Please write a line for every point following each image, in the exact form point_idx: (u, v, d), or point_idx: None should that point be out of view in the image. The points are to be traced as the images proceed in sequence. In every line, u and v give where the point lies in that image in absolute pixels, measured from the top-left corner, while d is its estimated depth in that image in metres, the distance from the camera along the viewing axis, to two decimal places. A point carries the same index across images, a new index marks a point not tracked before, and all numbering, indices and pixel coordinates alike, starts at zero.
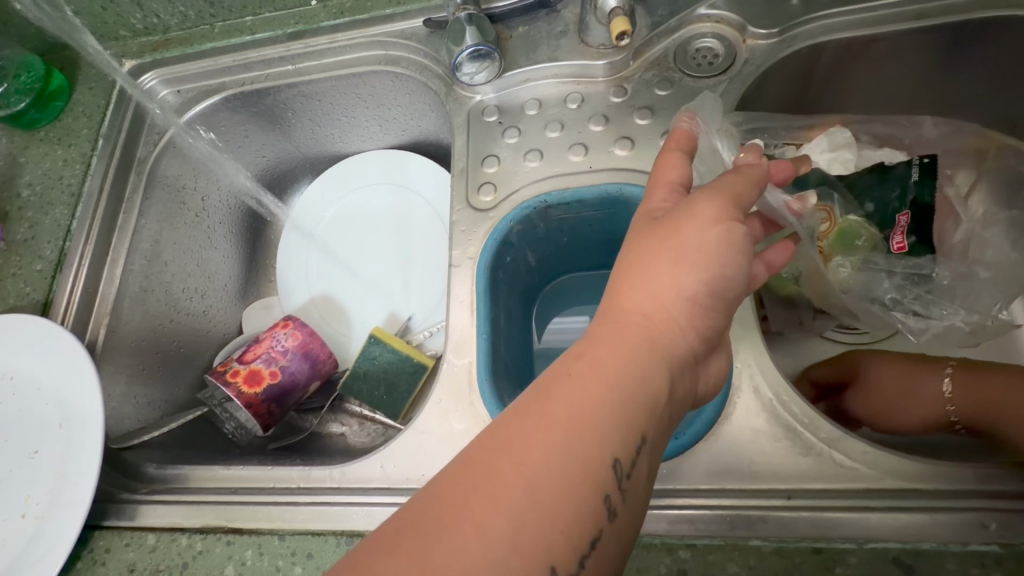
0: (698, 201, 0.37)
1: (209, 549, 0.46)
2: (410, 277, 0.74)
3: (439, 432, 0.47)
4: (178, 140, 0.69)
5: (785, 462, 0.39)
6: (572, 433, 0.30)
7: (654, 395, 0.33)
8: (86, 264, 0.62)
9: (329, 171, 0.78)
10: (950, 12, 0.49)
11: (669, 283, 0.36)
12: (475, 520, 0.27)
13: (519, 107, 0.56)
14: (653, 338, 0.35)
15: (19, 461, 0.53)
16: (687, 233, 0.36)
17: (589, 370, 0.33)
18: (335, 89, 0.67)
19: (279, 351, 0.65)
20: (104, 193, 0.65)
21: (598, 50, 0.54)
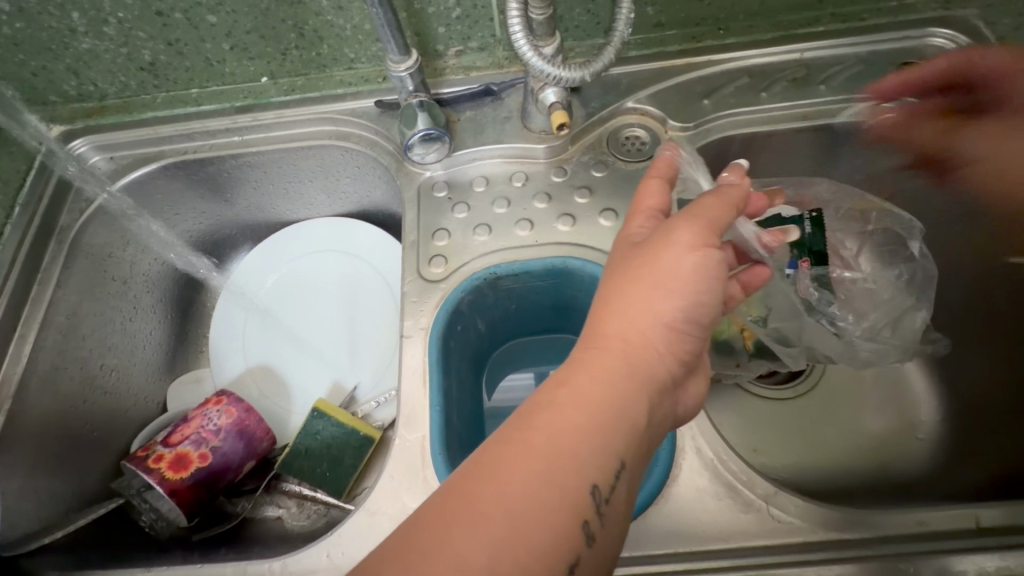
0: (678, 224, 0.40)
1: None
2: (356, 346, 0.73)
3: (392, 511, 0.46)
4: (108, 208, 0.66)
5: (729, 520, 0.42)
6: (551, 460, 0.32)
7: (631, 420, 0.35)
8: None
9: (273, 238, 0.78)
10: (829, 115, 0.59)
11: (647, 309, 0.38)
12: (450, 550, 0.29)
13: (467, 183, 0.60)
14: (630, 363, 0.37)
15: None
16: (668, 256, 0.39)
17: (567, 400, 0.35)
18: (285, 159, 0.67)
19: (210, 430, 0.61)
20: (17, 264, 0.60)
21: (540, 134, 0.59)
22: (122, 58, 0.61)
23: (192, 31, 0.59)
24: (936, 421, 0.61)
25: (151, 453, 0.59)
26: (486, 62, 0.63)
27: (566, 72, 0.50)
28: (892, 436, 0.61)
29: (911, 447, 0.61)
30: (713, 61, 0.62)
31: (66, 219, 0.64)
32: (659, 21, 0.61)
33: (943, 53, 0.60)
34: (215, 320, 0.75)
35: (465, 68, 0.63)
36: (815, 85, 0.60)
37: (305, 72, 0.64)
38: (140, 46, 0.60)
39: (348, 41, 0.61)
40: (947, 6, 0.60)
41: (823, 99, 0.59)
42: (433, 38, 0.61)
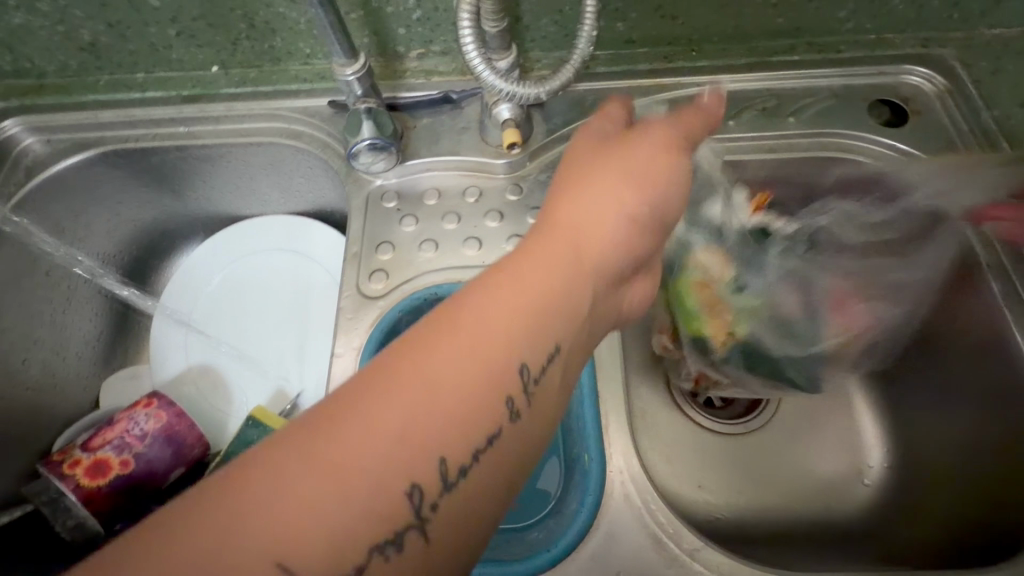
0: (649, 134, 0.43)
1: None
2: (301, 352, 0.70)
3: None
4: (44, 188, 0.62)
5: (650, 575, 0.41)
6: (491, 340, 0.32)
7: (573, 304, 0.36)
8: None
9: (225, 233, 0.75)
10: (797, 149, 0.57)
11: (604, 205, 0.40)
12: (376, 412, 0.28)
13: (418, 195, 0.57)
14: (581, 254, 0.38)
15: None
16: (632, 159, 0.42)
17: (512, 280, 0.34)
18: (236, 154, 0.64)
19: (135, 435, 0.58)
20: None
21: (496, 149, 0.57)
22: (59, 36, 0.57)
23: (133, 14, 0.55)
24: (882, 468, 0.60)
25: (68, 457, 0.57)
26: (448, 67, 0.60)
27: (521, 89, 0.48)
28: (838, 480, 0.60)
29: (856, 493, 0.60)
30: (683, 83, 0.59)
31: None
32: (630, 39, 0.58)
33: (918, 92, 0.58)
34: (161, 314, 0.73)
35: (426, 72, 0.61)
36: (785, 116, 0.58)
37: (258, 63, 0.61)
38: (80, 26, 0.57)
39: (302, 36, 0.58)
40: (926, 44, 0.59)
41: (791, 131, 0.57)
42: (392, 39, 0.58)
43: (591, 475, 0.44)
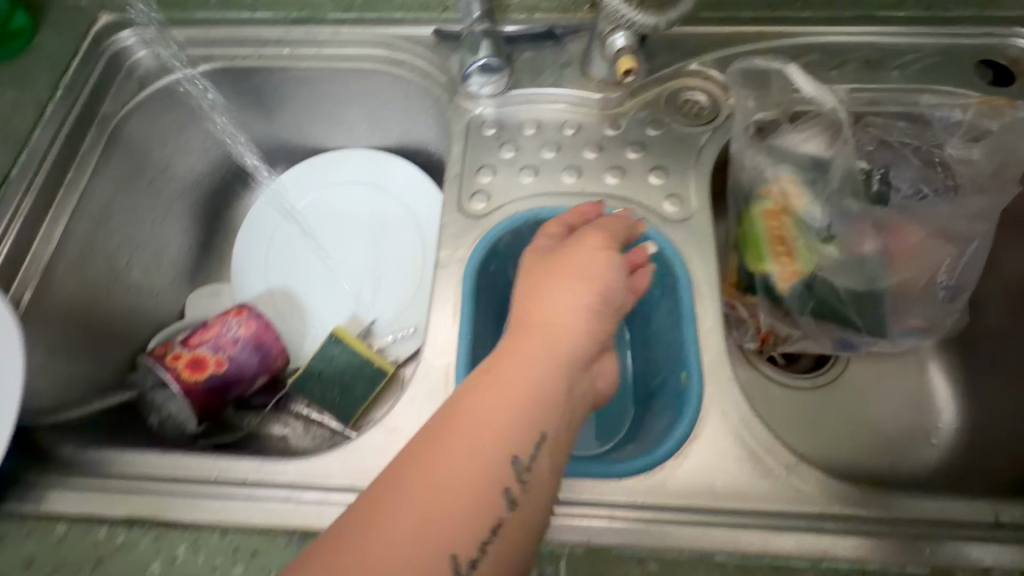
0: (589, 238, 0.47)
1: (132, 545, 0.39)
2: (378, 282, 0.73)
3: (409, 430, 0.45)
4: (155, 99, 0.65)
5: (748, 484, 0.42)
6: (475, 438, 0.35)
7: (550, 395, 0.39)
8: (21, 218, 0.55)
9: (307, 163, 0.77)
10: (900, 103, 0.57)
11: (560, 306, 0.44)
12: (384, 526, 0.31)
13: (518, 125, 0.58)
14: (543, 349, 0.41)
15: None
16: (577, 261, 0.46)
17: (490, 381, 0.39)
18: (334, 80, 0.66)
19: (228, 339, 0.61)
20: (55, 147, 0.58)
21: (598, 84, 0.58)
22: None
23: None
24: (952, 428, 0.61)
25: (170, 351, 0.59)
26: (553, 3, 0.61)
27: (641, 16, 0.49)
28: (906, 437, 0.61)
29: (925, 452, 0.60)
30: (787, 33, 0.60)
31: (111, 106, 0.63)
32: None
33: None
34: (240, 239, 0.75)
35: (530, 8, 0.61)
36: (888, 70, 0.58)
37: None
38: None
39: None
40: None
41: (894, 85, 0.57)
42: None
43: (690, 392, 0.45)
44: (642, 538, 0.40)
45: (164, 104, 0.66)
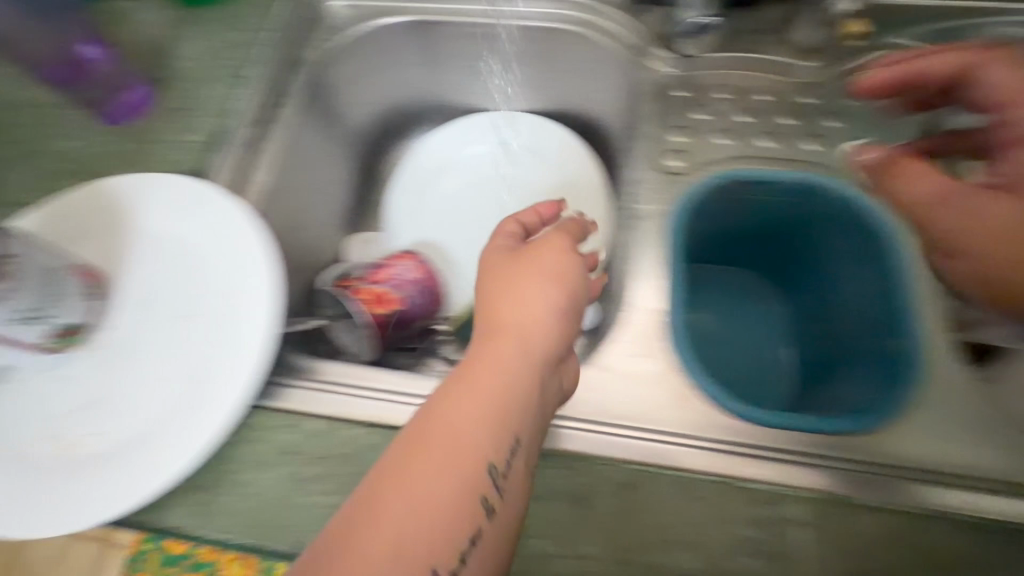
0: (547, 239, 0.45)
1: (381, 443, 0.42)
2: None
3: (621, 370, 0.46)
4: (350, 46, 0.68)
5: (975, 451, 0.42)
6: (445, 450, 0.33)
7: (512, 395, 0.36)
8: (242, 147, 0.58)
9: (458, 121, 0.78)
10: None
11: (521, 304, 0.40)
12: (366, 548, 0.30)
13: (710, 88, 0.59)
14: (504, 348, 0.38)
15: (161, 326, 0.47)
16: (536, 261, 0.43)
17: (460, 388, 0.36)
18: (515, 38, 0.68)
19: (404, 280, 0.64)
20: (266, 83, 0.62)
21: (797, 51, 0.58)
22: None
23: None
24: None
25: (357, 284, 0.62)
26: None
27: None
28: None
29: None
30: None
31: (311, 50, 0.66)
32: None
33: None
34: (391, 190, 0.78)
35: None
36: None
37: None
38: None
39: None
40: None
41: None
42: None
43: (908, 356, 0.45)
44: (839, 485, 0.40)
45: (355, 53, 0.69)
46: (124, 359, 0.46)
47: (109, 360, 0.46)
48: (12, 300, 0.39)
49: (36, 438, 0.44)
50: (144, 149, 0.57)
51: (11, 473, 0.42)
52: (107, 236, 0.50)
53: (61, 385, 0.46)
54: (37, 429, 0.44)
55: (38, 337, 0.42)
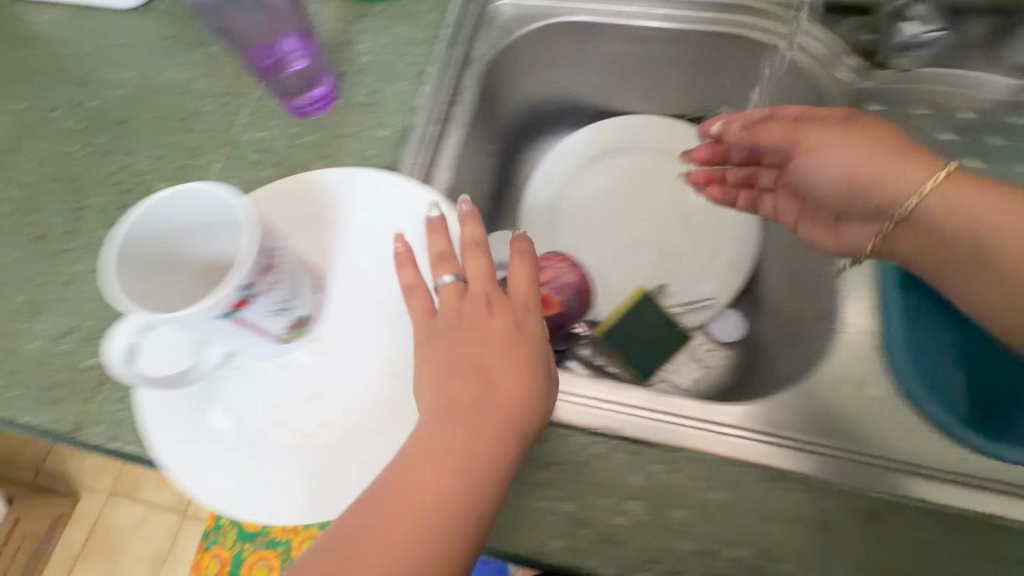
0: (489, 281, 0.47)
1: (609, 454, 0.43)
2: (670, 248, 0.77)
3: (837, 392, 0.46)
4: (512, 44, 0.68)
5: None
6: (417, 509, 0.35)
7: (483, 459, 0.38)
8: (427, 147, 0.59)
9: (601, 125, 0.80)
10: None
11: (508, 377, 0.42)
12: None
13: (905, 106, 0.58)
14: (497, 420, 0.40)
15: (357, 323, 0.50)
16: (467, 306, 0.45)
17: (449, 452, 0.38)
18: (678, 40, 0.67)
19: (563, 283, 0.66)
20: (446, 81, 0.62)
21: (1008, 70, 0.56)
22: None
23: None
24: None
25: None
26: None
27: None
28: None
29: None
30: None
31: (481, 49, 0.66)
32: None
33: None
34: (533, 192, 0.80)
35: None
36: None
37: None
38: None
39: None
40: None
41: None
42: None
43: None
44: (816, 469, 0.42)
45: (517, 51, 0.69)
46: (346, 354, 0.49)
47: (332, 353, 0.49)
48: (276, 291, 0.41)
49: (272, 425, 0.47)
50: (336, 144, 0.58)
51: (256, 456, 0.46)
52: (325, 234, 0.54)
53: (289, 374, 0.49)
54: (271, 416, 0.47)
55: (282, 326, 0.45)
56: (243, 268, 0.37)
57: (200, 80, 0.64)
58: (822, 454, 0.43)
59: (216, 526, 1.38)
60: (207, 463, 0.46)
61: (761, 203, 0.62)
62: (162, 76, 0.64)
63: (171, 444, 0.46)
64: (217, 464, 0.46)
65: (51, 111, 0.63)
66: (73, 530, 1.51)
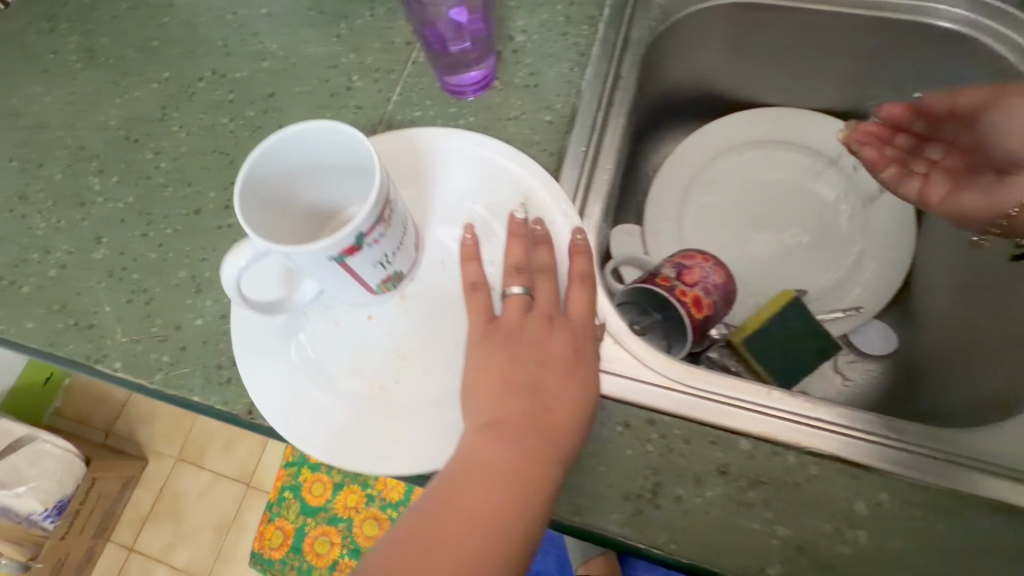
0: (542, 293, 0.47)
1: (825, 475, 0.41)
2: (808, 249, 0.72)
3: None
4: (674, 29, 0.65)
5: None
6: (470, 528, 0.36)
7: (534, 478, 0.38)
8: (596, 133, 0.56)
9: (737, 113, 0.75)
10: None
11: (561, 403, 0.41)
12: None
13: None
14: (549, 445, 0.40)
15: (428, 293, 0.50)
16: (524, 324, 0.45)
17: (496, 471, 0.38)
18: (853, 27, 0.64)
19: (710, 284, 0.61)
20: (611, 64, 0.59)
21: None
22: None
23: None
24: None
25: (675, 286, 0.59)
26: None
27: None
28: None
29: None
30: None
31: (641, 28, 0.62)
32: None
33: None
34: (661, 181, 0.75)
35: None
36: None
37: None
38: None
39: None
40: None
41: None
42: None
43: None
44: None
45: (676, 36, 0.66)
46: (433, 317, 0.49)
47: (418, 314, 0.49)
48: (383, 241, 0.42)
49: (349, 370, 0.48)
50: (501, 127, 0.56)
51: (327, 397, 0.47)
52: (428, 192, 0.53)
53: (373, 326, 0.49)
54: (348, 362, 0.48)
55: (377, 281, 0.46)
56: (362, 213, 0.39)
57: (349, 55, 0.61)
58: (893, 446, 0.42)
59: (280, 498, 1.38)
60: (277, 391, 0.47)
61: (908, 181, 0.58)
62: (308, 49, 0.62)
63: (253, 367, 0.48)
64: (281, 394, 0.47)
65: (197, 81, 0.62)
66: (141, 492, 1.55)
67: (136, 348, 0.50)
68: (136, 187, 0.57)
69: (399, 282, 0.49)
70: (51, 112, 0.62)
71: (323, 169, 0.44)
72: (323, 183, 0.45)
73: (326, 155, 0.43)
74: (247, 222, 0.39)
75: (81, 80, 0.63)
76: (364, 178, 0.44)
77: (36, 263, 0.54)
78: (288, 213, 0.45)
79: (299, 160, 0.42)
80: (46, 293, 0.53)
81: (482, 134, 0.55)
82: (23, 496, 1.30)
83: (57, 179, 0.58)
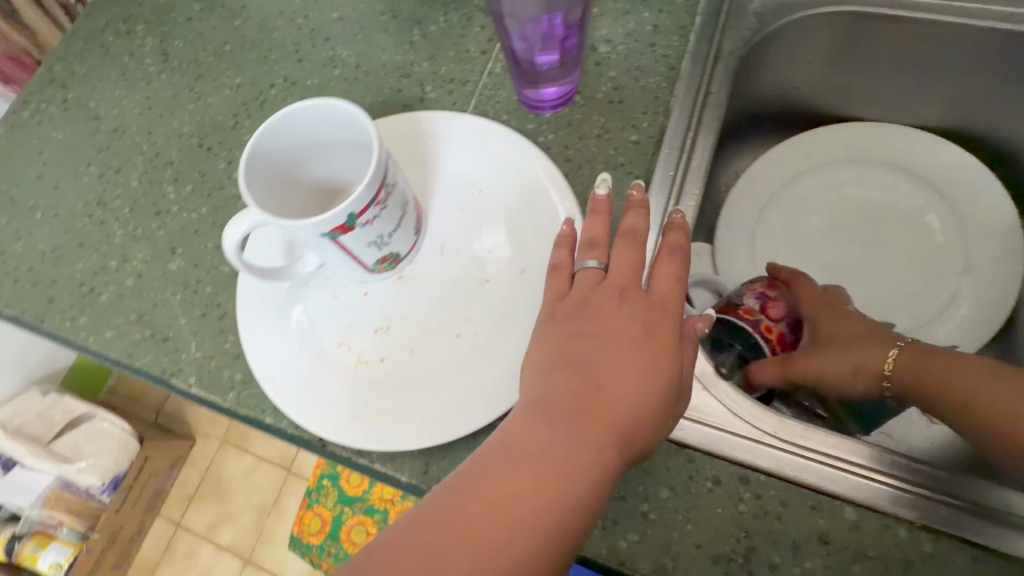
0: (619, 267, 0.43)
1: (942, 553, 0.38)
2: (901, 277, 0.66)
3: None
4: (769, 39, 0.60)
5: None
6: (509, 506, 0.32)
7: (583, 461, 0.35)
8: (684, 154, 0.52)
9: (824, 128, 0.69)
10: None
11: (615, 383, 0.38)
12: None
13: None
14: (599, 426, 0.36)
15: (430, 276, 0.49)
16: (592, 301, 0.42)
17: (546, 450, 0.35)
18: (976, 42, 0.58)
19: (790, 316, 0.56)
20: (702, 78, 0.55)
21: None
22: None
23: None
24: None
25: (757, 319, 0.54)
26: None
27: None
28: None
29: None
30: None
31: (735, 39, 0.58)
32: None
33: None
34: (739, 197, 0.69)
35: None
36: None
37: None
38: None
39: None
40: None
41: None
42: None
43: None
44: None
45: (770, 47, 0.61)
46: (439, 293, 0.48)
47: (416, 294, 0.49)
48: (379, 223, 0.42)
49: (339, 341, 0.48)
50: (582, 146, 0.53)
51: (315, 364, 0.47)
52: (435, 172, 0.53)
53: (368, 303, 0.49)
54: (339, 333, 0.48)
55: (374, 260, 0.46)
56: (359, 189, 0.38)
57: (423, 63, 0.59)
58: (956, 503, 0.39)
59: (319, 485, 1.40)
60: (269, 354, 0.47)
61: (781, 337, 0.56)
62: (382, 56, 0.60)
63: (251, 323, 0.49)
64: (273, 355, 0.47)
65: (269, 88, 0.61)
66: (187, 472, 1.59)
67: (210, 364, 0.50)
68: (210, 197, 0.56)
69: (397, 263, 0.48)
70: (128, 116, 0.62)
71: (328, 146, 0.42)
72: (331, 160, 0.44)
73: (331, 133, 0.41)
74: (247, 195, 0.38)
75: (157, 84, 0.63)
76: (365, 156, 0.43)
77: (114, 272, 0.55)
78: (294, 191, 0.44)
79: (306, 136, 0.41)
80: (125, 302, 0.53)
81: (494, 121, 0.54)
82: (83, 471, 1.38)
83: (134, 187, 0.59)
